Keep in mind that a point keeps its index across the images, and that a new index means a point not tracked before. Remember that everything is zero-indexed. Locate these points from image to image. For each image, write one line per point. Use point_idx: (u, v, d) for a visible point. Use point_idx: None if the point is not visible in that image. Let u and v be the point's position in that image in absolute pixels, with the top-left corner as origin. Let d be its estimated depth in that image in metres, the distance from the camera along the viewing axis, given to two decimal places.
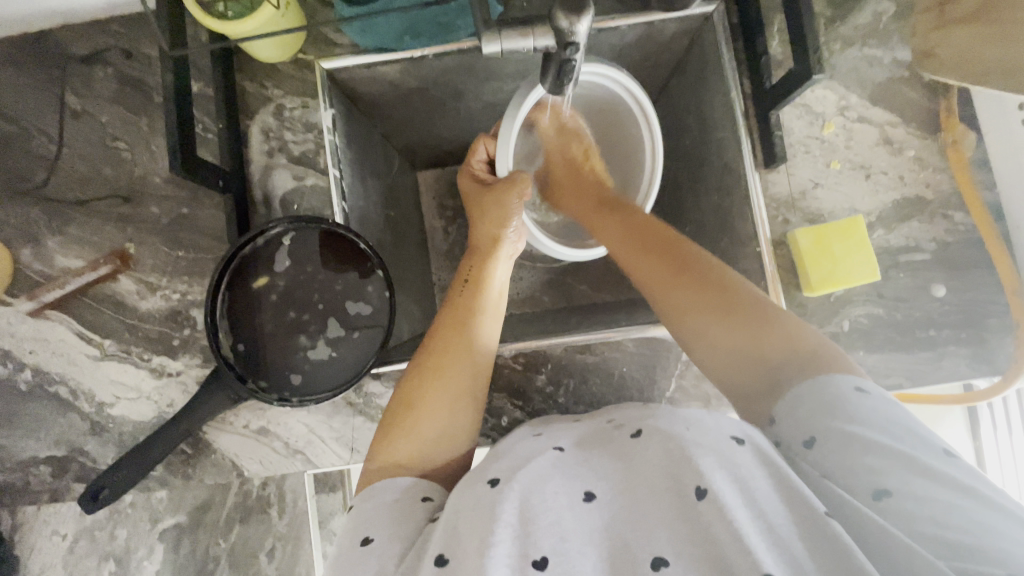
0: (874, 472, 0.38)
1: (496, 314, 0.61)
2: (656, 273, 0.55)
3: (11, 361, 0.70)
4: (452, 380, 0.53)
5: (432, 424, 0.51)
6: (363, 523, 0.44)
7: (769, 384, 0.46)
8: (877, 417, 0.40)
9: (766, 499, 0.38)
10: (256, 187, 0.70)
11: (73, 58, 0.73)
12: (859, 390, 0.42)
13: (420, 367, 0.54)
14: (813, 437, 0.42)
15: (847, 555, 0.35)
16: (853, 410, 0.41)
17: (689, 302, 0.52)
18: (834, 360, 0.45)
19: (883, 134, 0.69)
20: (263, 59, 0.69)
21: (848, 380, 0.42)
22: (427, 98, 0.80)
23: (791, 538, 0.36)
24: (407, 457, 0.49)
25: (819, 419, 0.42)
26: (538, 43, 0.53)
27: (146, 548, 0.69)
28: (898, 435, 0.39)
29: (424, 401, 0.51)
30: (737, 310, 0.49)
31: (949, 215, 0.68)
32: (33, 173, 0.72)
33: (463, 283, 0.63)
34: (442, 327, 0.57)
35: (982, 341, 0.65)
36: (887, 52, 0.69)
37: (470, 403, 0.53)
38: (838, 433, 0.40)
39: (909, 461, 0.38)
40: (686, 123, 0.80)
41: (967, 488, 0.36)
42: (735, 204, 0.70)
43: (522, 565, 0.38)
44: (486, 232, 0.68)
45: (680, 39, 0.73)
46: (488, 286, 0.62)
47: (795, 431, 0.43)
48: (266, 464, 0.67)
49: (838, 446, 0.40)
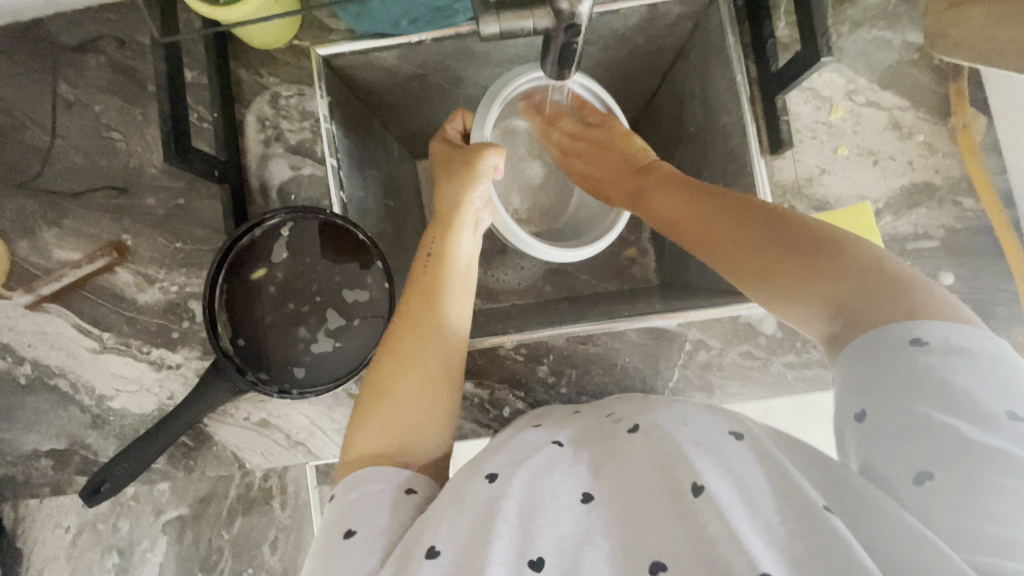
0: (920, 453, 0.35)
1: (465, 291, 0.60)
2: (698, 221, 0.54)
3: (10, 354, 0.69)
4: (427, 364, 0.52)
5: (411, 416, 0.50)
6: (348, 514, 0.43)
7: (830, 326, 0.44)
8: (936, 384, 0.36)
9: (762, 497, 0.38)
10: (253, 177, 0.69)
11: (65, 46, 0.72)
12: (916, 342, 0.38)
13: (390, 354, 0.52)
14: (863, 411, 0.39)
15: (841, 547, 0.33)
16: (908, 377, 0.37)
17: (726, 250, 0.51)
18: (903, 295, 0.40)
19: (892, 119, 0.68)
20: (258, 45, 0.68)
21: (908, 330, 0.38)
22: (427, 85, 0.78)
23: (786, 538, 0.35)
24: (381, 443, 0.48)
25: (877, 393, 0.38)
26: (538, 24, 0.49)
27: (149, 540, 0.68)
28: (953, 405, 0.35)
29: (400, 387, 0.50)
30: (792, 254, 0.46)
31: (958, 201, 0.66)
32: (28, 165, 0.71)
33: (426, 257, 0.62)
34: (413, 311, 0.56)
35: (990, 329, 0.64)
36: (898, 34, 0.67)
37: (445, 387, 0.52)
38: (895, 415, 0.37)
39: (945, 441, 0.35)
40: (689, 109, 0.78)
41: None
42: (740, 192, 0.69)
43: (518, 564, 0.38)
44: (450, 202, 0.67)
45: (684, 22, 0.71)
46: (455, 262, 0.61)
47: (846, 403, 0.40)
48: (268, 456, 0.68)
49: (894, 433, 0.37)
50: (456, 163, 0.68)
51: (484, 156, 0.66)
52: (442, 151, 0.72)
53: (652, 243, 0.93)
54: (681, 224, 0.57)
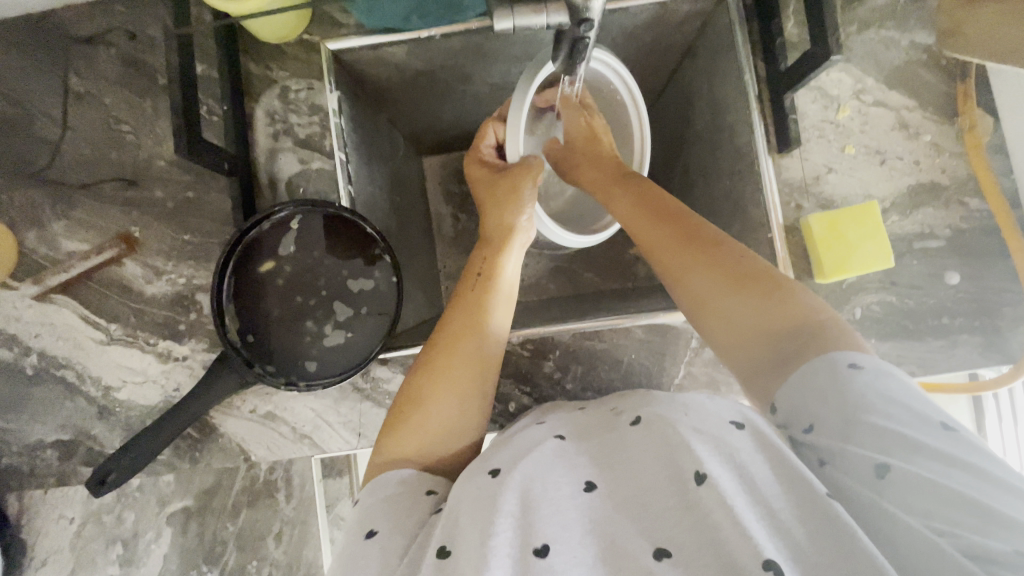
0: (870, 449, 0.38)
1: (507, 307, 0.59)
2: (665, 241, 0.54)
3: (17, 345, 0.70)
4: (461, 378, 0.52)
5: (442, 420, 0.50)
6: (369, 516, 0.44)
7: (771, 359, 0.45)
8: (873, 395, 0.39)
9: (764, 484, 0.38)
10: (262, 171, 0.69)
11: (75, 39, 0.72)
12: (854, 365, 0.40)
13: (426, 365, 0.53)
14: (812, 423, 0.41)
15: (848, 540, 0.34)
16: (847, 391, 0.40)
17: (690, 268, 0.51)
18: (838, 335, 0.43)
19: (900, 119, 0.68)
20: (269, 37, 0.68)
21: (845, 355, 0.41)
22: (434, 80, 0.79)
23: (790, 524, 0.36)
24: (408, 451, 0.49)
25: (818, 406, 0.41)
26: (552, 20, 0.50)
27: (154, 531, 0.68)
28: (899, 414, 0.38)
29: (433, 394, 0.50)
30: (748, 282, 0.48)
31: (965, 201, 0.67)
32: (37, 157, 0.72)
33: (475, 277, 0.61)
34: (451, 324, 0.56)
35: (995, 329, 0.64)
36: (906, 35, 0.68)
37: (479, 394, 0.53)
38: (835, 419, 0.40)
39: (905, 442, 0.37)
40: (696, 107, 0.78)
41: (950, 457, 0.36)
42: (747, 190, 0.69)
43: (522, 554, 0.38)
44: (496, 223, 0.67)
45: (693, 20, 0.72)
46: (499, 279, 0.60)
47: (795, 415, 0.42)
48: (273, 448, 0.67)
49: (840, 432, 0.39)
50: (500, 188, 0.68)
51: (531, 173, 0.67)
52: (480, 175, 0.72)
53: None
54: (649, 240, 0.56)
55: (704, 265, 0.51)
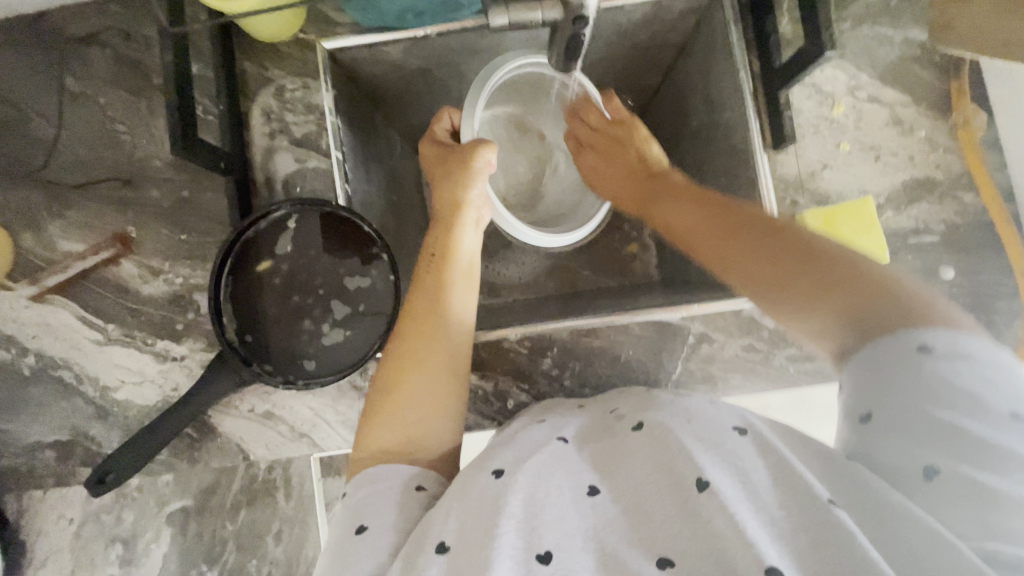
0: (920, 448, 0.36)
1: (468, 290, 0.59)
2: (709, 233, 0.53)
3: (14, 346, 0.69)
4: (430, 368, 0.52)
5: (416, 411, 0.50)
6: (359, 511, 0.44)
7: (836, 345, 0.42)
8: (941, 385, 0.36)
9: (766, 493, 0.38)
10: (258, 170, 0.69)
11: (70, 39, 0.72)
12: (923, 348, 0.37)
13: (397, 354, 0.53)
14: (869, 412, 0.38)
15: (848, 541, 0.34)
16: (911, 382, 0.37)
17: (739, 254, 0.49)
18: (913, 310, 0.39)
19: (894, 115, 0.68)
20: (267, 37, 0.68)
21: (912, 336, 0.38)
22: (430, 79, 0.79)
23: (790, 534, 0.36)
24: (393, 444, 0.48)
25: (883, 395, 0.38)
26: (547, 16, 0.49)
27: (153, 531, 0.68)
28: (963, 405, 0.36)
29: (407, 385, 0.51)
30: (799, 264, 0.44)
31: (959, 196, 0.67)
32: (32, 157, 0.71)
33: (430, 258, 0.62)
34: (415, 310, 0.56)
35: (990, 322, 0.64)
36: (899, 31, 0.68)
37: (451, 383, 0.52)
38: (894, 409, 0.37)
39: (957, 437, 0.35)
40: (691, 105, 0.79)
41: (996, 452, 0.34)
42: (742, 186, 0.69)
43: (526, 558, 0.38)
44: (450, 202, 0.67)
45: (688, 17, 0.72)
46: (456, 257, 0.61)
47: (855, 403, 0.40)
48: (272, 447, 0.68)
49: (899, 422, 0.37)
50: (453, 165, 0.68)
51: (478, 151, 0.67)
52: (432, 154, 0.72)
53: (653, 238, 0.93)
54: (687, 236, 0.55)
55: (750, 260, 0.48)
